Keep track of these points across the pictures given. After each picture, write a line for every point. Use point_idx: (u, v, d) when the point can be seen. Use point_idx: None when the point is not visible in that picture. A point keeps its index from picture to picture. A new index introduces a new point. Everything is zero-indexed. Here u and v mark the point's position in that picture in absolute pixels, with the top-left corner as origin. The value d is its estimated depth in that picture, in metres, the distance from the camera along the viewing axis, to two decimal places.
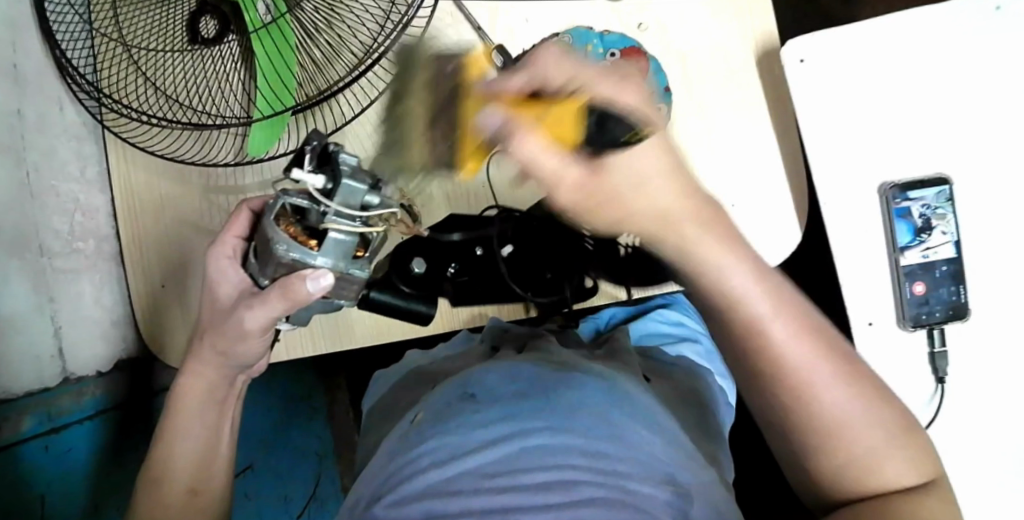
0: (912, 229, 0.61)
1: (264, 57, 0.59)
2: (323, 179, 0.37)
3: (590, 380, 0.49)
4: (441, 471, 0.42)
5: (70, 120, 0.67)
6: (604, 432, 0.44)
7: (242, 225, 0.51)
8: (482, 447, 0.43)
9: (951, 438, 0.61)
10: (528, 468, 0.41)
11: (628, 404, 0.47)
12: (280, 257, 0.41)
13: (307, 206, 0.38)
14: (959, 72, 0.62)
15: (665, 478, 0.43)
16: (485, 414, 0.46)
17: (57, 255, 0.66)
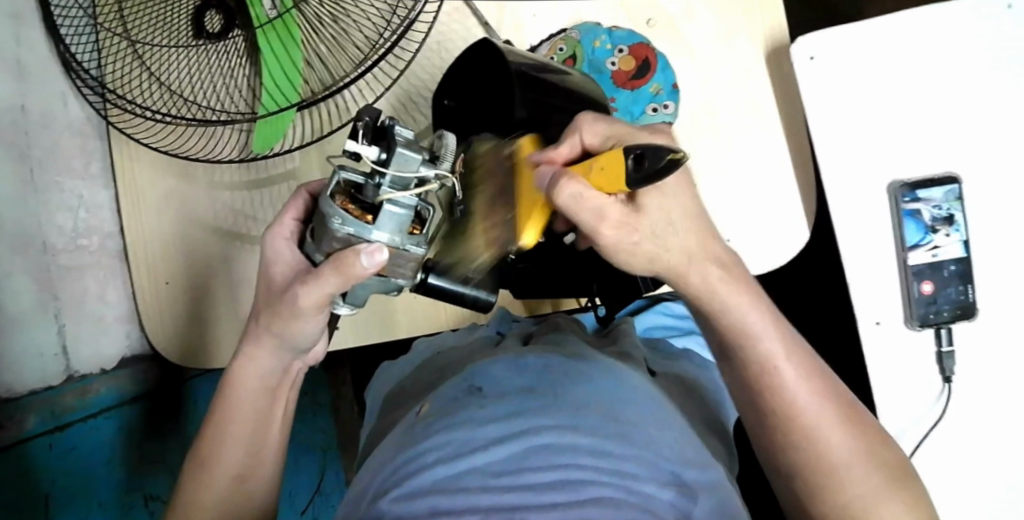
0: (923, 226, 0.61)
1: (270, 52, 0.59)
2: (377, 148, 0.36)
3: (596, 371, 0.49)
4: (447, 466, 0.42)
5: (74, 116, 0.66)
6: (610, 430, 0.44)
7: (300, 207, 0.50)
8: (489, 444, 0.43)
9: (956, 439, 0.61)
10: (537, 466, 0.41)
11: (635, 401, 0.48)
12: (335, 234, 0.39)
13: (363, 180, 0.37)
14: (969, 70, 0.61)
15: (670, 478, 0.44)
16: (491, 409, 0.46)
17: (61, 252, 0.65)
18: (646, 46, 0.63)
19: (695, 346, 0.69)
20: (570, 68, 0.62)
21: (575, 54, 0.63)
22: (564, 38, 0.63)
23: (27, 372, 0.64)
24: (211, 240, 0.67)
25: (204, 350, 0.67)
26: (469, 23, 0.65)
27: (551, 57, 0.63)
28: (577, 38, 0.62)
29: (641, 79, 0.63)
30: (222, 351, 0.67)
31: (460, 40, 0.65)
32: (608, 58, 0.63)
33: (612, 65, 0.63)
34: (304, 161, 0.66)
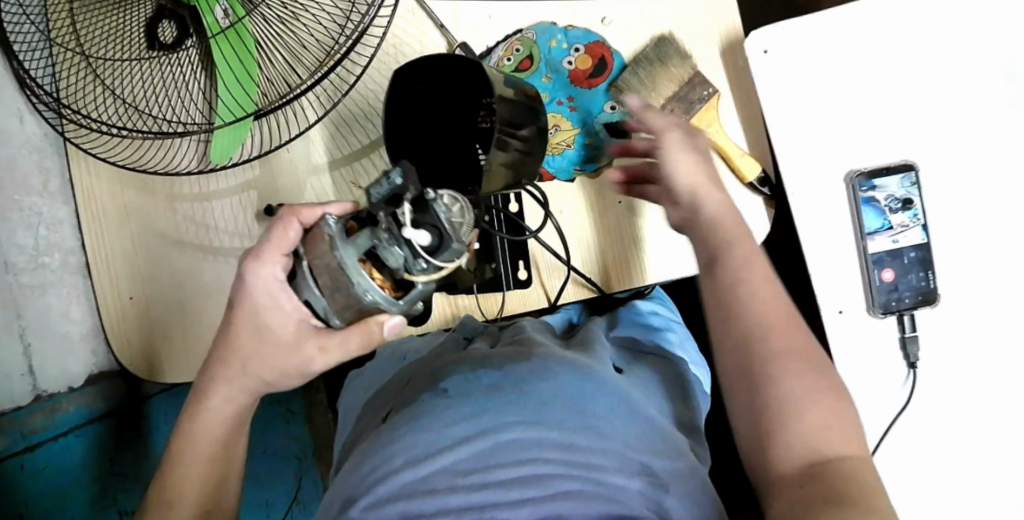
0: (881, 212, 0.61)
1: (224, 64, 0.58)
2: (427, 235, 0.36)
3: (563, 368, 0.48)
4: (413, 470, 0.42)
5: (32, 133, 0.65)
6: (578, 423, 0.43)
7: (291, 242, 0.43)
8: (456, 443, 0.43)
9: (923, 430, 0.60)
10: (505, 464, 0.41)
11: (601, 392, 0.47)
12: (349, 297, 0.39)
13: (397, 255, 0.36)
14: (921, 58, 0.61)
15: (640, 469, 0.43)
16: (456, 408, 0.45)
17: (22, 271, 0.64)
18: (602, 45, 0.65)
19: (664, 340, 0.69)
20: (527, 69, 0.65)
21: (532, 54, 0.65)
22: (520, 39, 0.64)
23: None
24: (175, 253, 0.67)
25: (172, 365, 0.67)
26: (424, 26, 0.65)
27: (508, 58, 0.65)
28: (533, 37, 0.64)
29: (597, 78, 0.65)
30: (188, 361, 0.68)
31: (416, 43, 0.66)
32: (566, 57, 0.65)
33: (569, 64, 0.65)
34: (264, 170, 0.67)
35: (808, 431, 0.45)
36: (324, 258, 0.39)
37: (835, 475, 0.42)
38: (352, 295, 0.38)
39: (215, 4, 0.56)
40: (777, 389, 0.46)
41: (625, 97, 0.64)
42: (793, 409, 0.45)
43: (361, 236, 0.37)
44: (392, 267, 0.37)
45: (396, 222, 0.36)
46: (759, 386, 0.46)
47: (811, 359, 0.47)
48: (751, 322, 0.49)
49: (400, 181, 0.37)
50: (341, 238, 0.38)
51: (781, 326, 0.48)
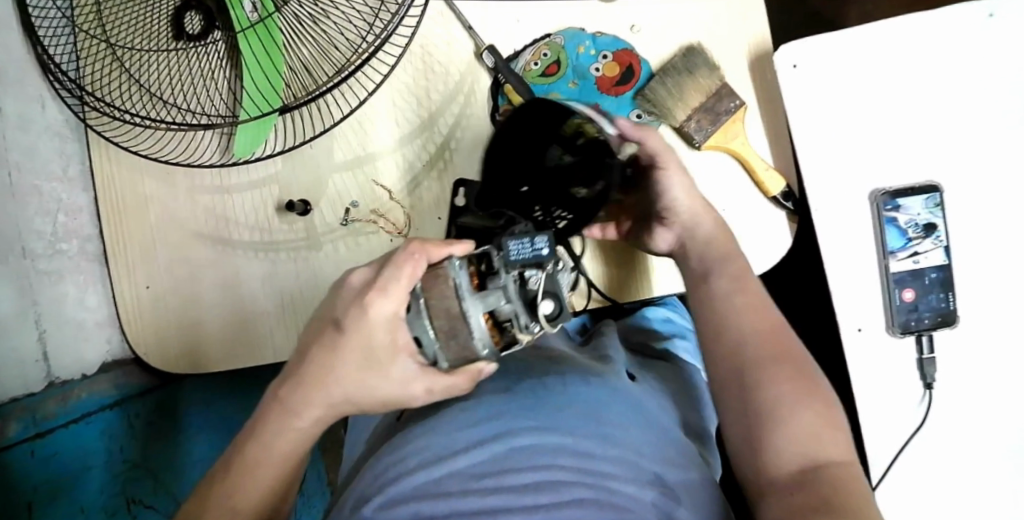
0: (902, 232, 0.61)
1: (252, 58, 0.58)
2: (550, 304, 0.38)
3: (580, 378, 0.48)
4: (427, 472, 0.41)
5: (53, 120, 0.65)
6: (592, 430, 0.43)
7: (416, 276, 0.38)
8: (470, 447, 0.42)
9: (937, 451, 0.60)
10: (518, 468, 0.40)
11: (615, 400, 0.47)
12: (458, 351, 0.38)
13: (518, 316, 0.38)
14: (950, 79, 0.61)
15: (652, 478, 0.42)
16: (472, 412, 0.45)
17: (40, 257, 0.63)
18: (630, 53, 0.65)
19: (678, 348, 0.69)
20: (553, 74, 0.65)
21: (559, 59, 0.65)
22: (548, 44, 0.65)
23: (11, 381, 0.61)
24: (194, 245, 0.67)
25: (186, 356, 0.67)
26: (452, 28, 0.65)
27: (535, 63, 0.65)
28: (561, 44, 0.64)
29: (624, 86, 0.65)
30: (203, 353, 0.67)
31: (443, 44, 0.66)
32: (592, 64, 0.65)
33: (596, 72, 0.65)
34: (286, 165, 0.67)
35: (796, 436, 0.47)
36: (444, 302, 0.37)
37: (823, 478, 0.44)
38: (467, 349, 0.38)
39: None
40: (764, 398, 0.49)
41: (654, 107, 0.64)
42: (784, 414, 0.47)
43: (483, 291, 0.38)
44: (504, 318, 0.38)
45: (524, 281, 0.38)
46: (750, 396, 0.49)
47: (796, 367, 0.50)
48: (738, 337, 0.52)
49: (543, 248, 0.38)
50: (467, 290, 0.37)
51: (763, 338, 0.52)
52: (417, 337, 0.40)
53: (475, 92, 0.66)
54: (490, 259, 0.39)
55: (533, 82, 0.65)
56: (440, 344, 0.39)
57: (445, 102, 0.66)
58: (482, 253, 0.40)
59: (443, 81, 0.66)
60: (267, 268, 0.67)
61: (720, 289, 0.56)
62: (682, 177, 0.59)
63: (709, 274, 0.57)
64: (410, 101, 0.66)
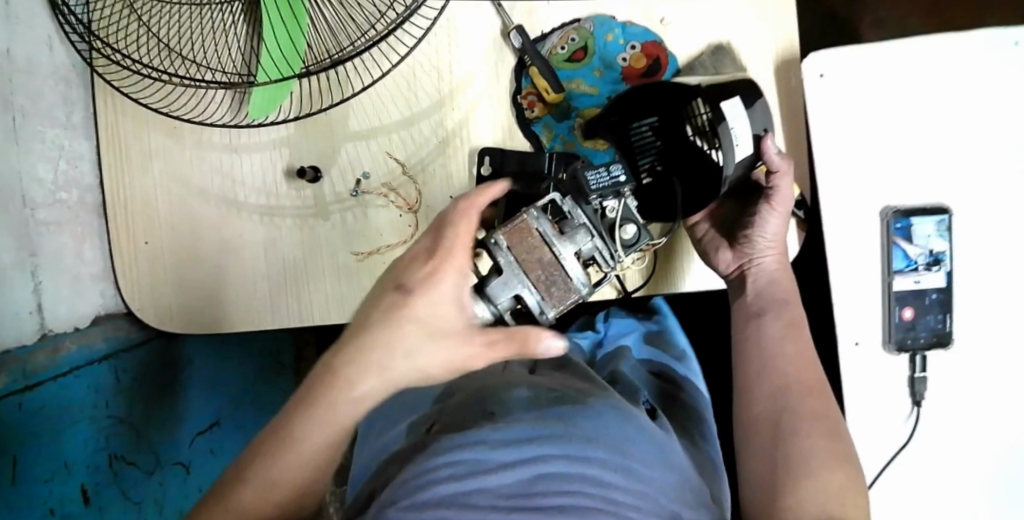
0: (909, 257, 0.62)
1: (273, 19, 0.56)
2: (631, 230, 0.48)
3: (606, 410, 0.50)
4: (457, 484, 0.42)
5: (60, 63, 0.62)
6: (619, 462, 0.45)
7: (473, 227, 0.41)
8: (500, 468, 0.43)
9: (919, 466, 0.62)
10: (546, 492, 0.41)
11: (642, 437, 0.49)
12: (564, 296, 0.42)
13: (604, 249, 0.45)
14: (971, 103, 0.62)
15: (671, 516, 0.44)
16: (506, 432, 0.46)
17: (40, 206, 0.60)
18: (659, 46, 0.64)
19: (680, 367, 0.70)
20: (579, 61, 0.64)
21: (586, 46, 0.64)
22: (577, 29, 0.64)
23: (6, 332, 0.57)
24: (198, 205, 0.66)
25: (183, 316, 0.66)
26: (480, 3, 0.64)
27: (562, 47, 0.64)
28: (590, 30, 0.64)
29: (649, 79, 0.64)
30: (201, 316, 0.66)
31: (470, 19, 0.64)
32: (620, 54, 0.64)
33: (623, 61, 0.64)
34: (298, 131, 0.65)
35: (821, 489, 0.49)
36: (536, 253, 0.42)
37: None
38: (570, 289, 0.42)
39: None
40: (796, 447, 0.52)
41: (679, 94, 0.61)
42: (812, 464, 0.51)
43: (569, 231, 0.44)
44: (588, 253, 0.44)
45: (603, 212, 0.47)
46: (783, 446, 0.53)
47: (828, 424, 0.54)
48: (777, 384, 0.57)
49: (619, 180, 0.48)
50: (552, 234, 0.43)
51: (808, 391, 0.56)
52: (519, 295, 0.42)
53: (500, 71, 0.65)
54: (558, 205, 0.45)
55: (559, 66, 0.65)
56: (544, 294, 0.42)
57: (469, 79, 0.65)
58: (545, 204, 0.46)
59: (468, 56, 0.65)
60: (270, 235, 0.66)
61: (770, 334, 0.60)
62: (783, 219, 0.61)
63: (761, 317, 0.62)
64: (432, 76, 0.65)
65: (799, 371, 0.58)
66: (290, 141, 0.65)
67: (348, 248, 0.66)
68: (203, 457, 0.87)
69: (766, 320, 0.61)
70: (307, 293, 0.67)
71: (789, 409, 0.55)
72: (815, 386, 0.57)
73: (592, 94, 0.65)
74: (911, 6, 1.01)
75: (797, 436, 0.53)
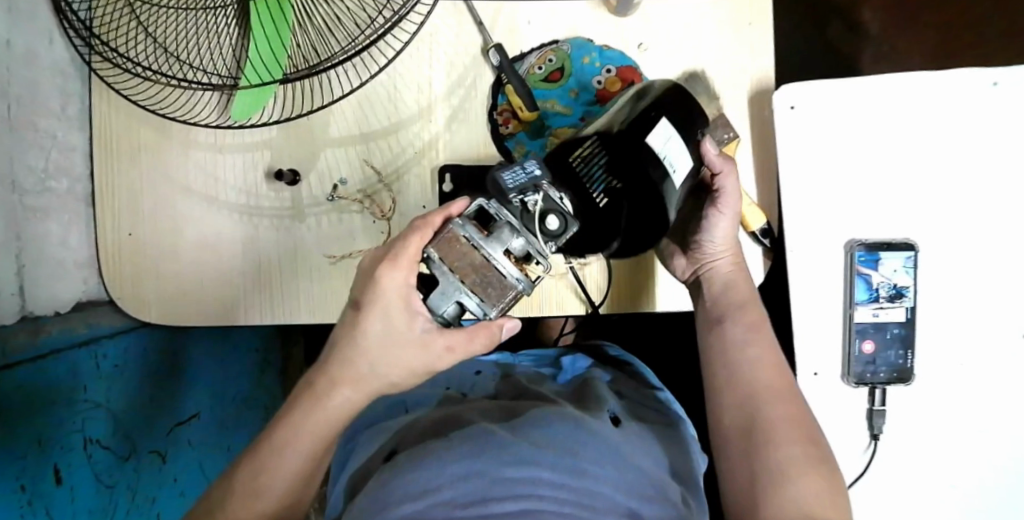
0: (871, 289, 0.62)
1: (258, 26, 0.59)
2: (557, 221, 0.48)
3: (561, 421, 0.52)
4: (412, 503, 0.43)
5: (58, 57, 0.65)
6: (570, 466, 0.46)
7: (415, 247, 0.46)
8: (453, 481, 0.44)
9: (873, 502, 0.62)
10: (500, 497, 0.42)
11: (594, 441, 0.50)
12: (498, 290, 0.46)
13: (535, 244, 0.47)
14: (942, 142, 0.62)
15: (628, 512, 0.44)
16: (457, 451, 0.48)
17: (29, 192, 0.62)
18: (634, 70, 0.65)
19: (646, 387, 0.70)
20: (556, 81, 0.66)
21: (563, 67, 0.66)
22: (555, 50, 0.66)
23: None
24: (181, 200, 0.68)
25: (162, 306, 0.69)
26: (462, 21, 0.66)
27: (540, 67, 0.66)
28: (567, 51, 0.66)
29: None
30: (178, 307, 0.69)
31: (452, 35, 0.67)
32: (596, 76, 0.66)
33: (598, 84, 0.66)
34: (280, 135, 0.68)
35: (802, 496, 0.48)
36: (466, 259, 0.46)
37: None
38: (507, 286, 0.46)
39: None
40: (771, 456, 0.51)
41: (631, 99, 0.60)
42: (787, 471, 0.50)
43: (495, 232, 0.47)
44: (521, 250, 0.47)
45: (525, 207, 0.47)
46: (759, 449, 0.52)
47: (805, 432, 0.53)
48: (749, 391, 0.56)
49: (534, 174, 0.48)
50: (478, 237, 0.46)
51: (778, 393, 0.56)
52: (458, 299, 0.46)
53: (478, 87, 0.67)
54: (485, 210, 0.48)
55: (535, 86, 0.66)
56: (483, 297, 0.46)
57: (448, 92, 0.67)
58: (475, 211, 0.49)
59: (447, 71, 0.67)
60: (247, 233, 0.68)
61: (735, 341, 0.60)
62: (732, 221, 0.62)
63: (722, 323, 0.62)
64: (412, 89, 0.67)
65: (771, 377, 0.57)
66: (272, 142, 0.68)
67: (322, 252, 0.68)
68: (181, 448, 0.88)
69: (728, 327, 0.61)
70: (281, 290, 0.69)
71: (758, 412, 0.54)
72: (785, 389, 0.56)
73: (566, 114, 0.67)
74: (914, 40, 1.01)
75: (773, 442, 0.52)
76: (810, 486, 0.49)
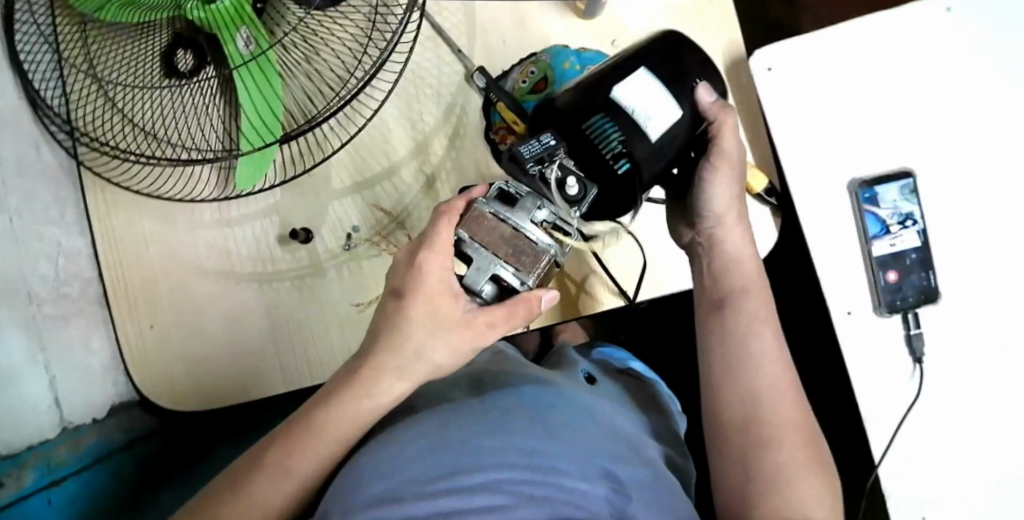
0: (882, 221, 0.65)
1: (249, 89, 0.59)
2: (576, 187, 0.50)
3: (531, 389, 0.52)
4: (381, 481, 0.41)
5: (47, 162, 0.64)
6: (540, 432, 0.45)
7: (446, 241, 0.46)
8: (422, 454, 0.43)
9: (933, 422, 0.64)
10: (471, 468, 0.41)
11: (561, 407, 0.50)
12: (531, 259, 0.46)
13: (556, 212, 0.48)
14: (912, 72, 0.66)
15: (602, 474, 0.44)
16: (422, 426, 0.46)
17: (46, 302, 0.61)
18: None
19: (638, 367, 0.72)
20: (541, 91, 0.65)
21: (545, 76, 0.66)
22: (534, 63, 0.68)
23: (26, 430, 0.58)
24: (198, 282, 0.67)
25: (198, 393, 0.66)
26: (441, 53, 0.69)
27: (524, 81, 0.67)
28: (547, 62, 0.66)
29: None
30: (214, 391, 0.66)
31: (434, 68, 0.69)
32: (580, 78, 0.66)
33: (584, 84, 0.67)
34: (284, 197, 0.69)
35: (797, 491, 0.47)
36: (496, 232, 0.47)
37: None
38: (539, 254, 0.46)
39: (238, 35, 0.57)
40: (772, 454, 0.48)
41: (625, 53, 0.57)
42: (782, 466, 0.48)
43: (520, 203, 0.48)
44: (545, 218, 0.48)
45: (543, 175, 0.50)
46: (751, 439, 0.49)
47: (801, 420, 0.51)
48: (751, 370, 0.52)
49: (549, 145, 0.51)
50: (506, 210, 0.47)
51: (781, 384, 0.52)
52: (497, 274, 0.46)
53: (466, 112, 0.69)
54: (506, 188, 0.49)
55: (523, 99, 0.66)
56: (517, 266, 0.46)
57: (441, 122, 0.69)
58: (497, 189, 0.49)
59: (436, 102, 0.69)
60: (269, 299, 0.68)
61: (739, 310, 0.55)
62: (731, 183, 0.58)
63: (735, 299, 0.56)
64: (405, 126, 0.69)
65: (768, 345, 0.54)
66: (279, 202, 0.68)
67: (347, 301, 0.68)
68: None
69: (737, 295, 0.56)
70: (300, 350, 0.67)
71: (757, 402, 0.51)
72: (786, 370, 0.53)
73: None
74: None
75: (775, 439, 0.49)
76: (807, 484, 0.47)
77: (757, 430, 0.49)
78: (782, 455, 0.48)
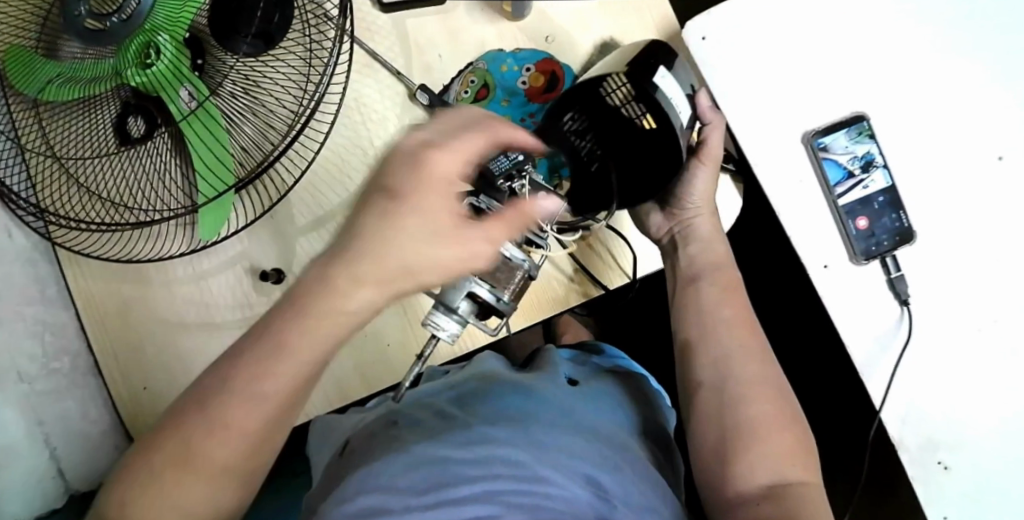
0: (843, 168, 0.64)
1: (197, 141, 0.61)
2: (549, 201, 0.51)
3: (512, 392, 0.55)
4: (371, 496, 0.45)
5: (22, 245, 0.66)
6: (521, 439, 0.49)
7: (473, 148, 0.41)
8: (408, 471, 0.46)
9: (929, 363, 0.62)
10: (456, 482, 0.45)
11: (540, 408, 0.53)
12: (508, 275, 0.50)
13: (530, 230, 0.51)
14: (847, 15, 0.65)
15: (585, 478, 0.47)
16: (408, 439, 0.50)
17: (36, 378, 0.63)
18: (551, 61, 0.68)
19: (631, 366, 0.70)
20: (484, 98, 0.68)
21: (486, 83, 0.68)
22: (473, 72, 0.68)
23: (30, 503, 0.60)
24: (182, 337, 0.68)
25: None
26: (380, 76, 0.70)
27: (466, 91, 0.68)
28: (484, 68, 0.68)
29: (552, 90, 0.68)
30: None
31: (376, 93, 0.70)
32: (518, 79, 0.68)
33: (524, 84, 0.68)
34: (251, 241, 0.70)
35: (771, 457, 0.54)
36: None
37: (795, 508, 0.51)
38: (514, 269, 0.50)
39: (180, 89, 0.57)
40: (745, 422, 0.56)
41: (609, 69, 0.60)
42: (755, 435, 0.55)
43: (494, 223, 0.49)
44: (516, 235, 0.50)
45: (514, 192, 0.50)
46: (728, 415, 0.56)
47: (776, 392, 0.58)
48: (723, 354, 0.59)
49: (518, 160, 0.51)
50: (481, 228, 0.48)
51: (750, 358, 0.59)
52: (475, 292, 0.48)
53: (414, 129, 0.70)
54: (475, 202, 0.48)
55: (468, 109, 0.68)
56: (493, 284, 0.49)
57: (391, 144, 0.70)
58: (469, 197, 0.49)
59: (384, 125, 0.70)
60: None
61: (707, 299, 0.63)
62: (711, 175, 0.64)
63: (705, 294, 0.64)
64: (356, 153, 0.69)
65: (736, 324, 0.61)
66: (245, 248, 0.69)
67: None
68: None
69: (702, 285, 0.64)
70: None
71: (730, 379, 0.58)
72: (763, 358, 0.59)
73: (506, 122, 0.68)
74: None
75: (746, 405, 0.56)
76: (778, 450, 0.55)
77: (729, 399, 0.57)
78: (755, 411, 0.56)
